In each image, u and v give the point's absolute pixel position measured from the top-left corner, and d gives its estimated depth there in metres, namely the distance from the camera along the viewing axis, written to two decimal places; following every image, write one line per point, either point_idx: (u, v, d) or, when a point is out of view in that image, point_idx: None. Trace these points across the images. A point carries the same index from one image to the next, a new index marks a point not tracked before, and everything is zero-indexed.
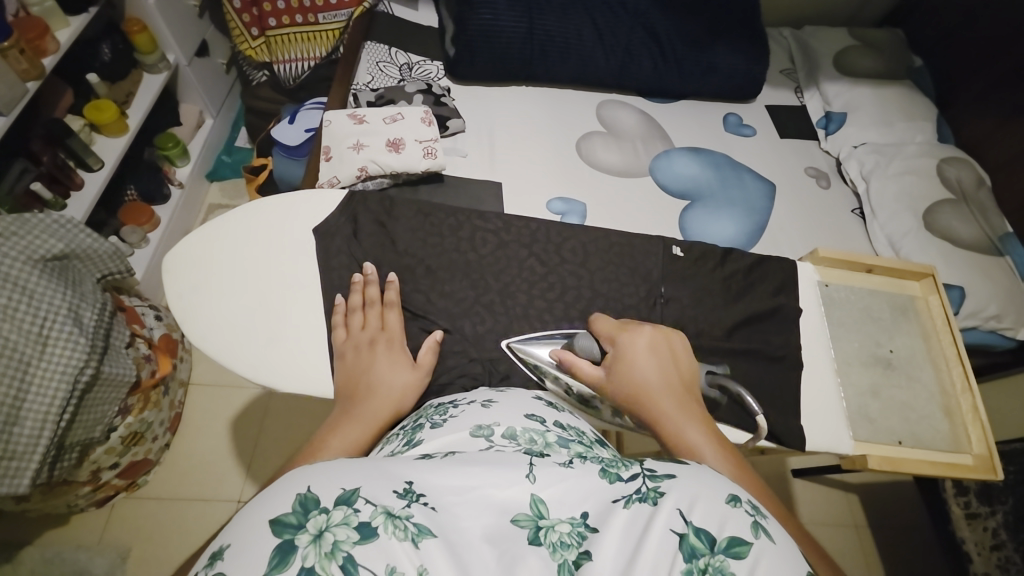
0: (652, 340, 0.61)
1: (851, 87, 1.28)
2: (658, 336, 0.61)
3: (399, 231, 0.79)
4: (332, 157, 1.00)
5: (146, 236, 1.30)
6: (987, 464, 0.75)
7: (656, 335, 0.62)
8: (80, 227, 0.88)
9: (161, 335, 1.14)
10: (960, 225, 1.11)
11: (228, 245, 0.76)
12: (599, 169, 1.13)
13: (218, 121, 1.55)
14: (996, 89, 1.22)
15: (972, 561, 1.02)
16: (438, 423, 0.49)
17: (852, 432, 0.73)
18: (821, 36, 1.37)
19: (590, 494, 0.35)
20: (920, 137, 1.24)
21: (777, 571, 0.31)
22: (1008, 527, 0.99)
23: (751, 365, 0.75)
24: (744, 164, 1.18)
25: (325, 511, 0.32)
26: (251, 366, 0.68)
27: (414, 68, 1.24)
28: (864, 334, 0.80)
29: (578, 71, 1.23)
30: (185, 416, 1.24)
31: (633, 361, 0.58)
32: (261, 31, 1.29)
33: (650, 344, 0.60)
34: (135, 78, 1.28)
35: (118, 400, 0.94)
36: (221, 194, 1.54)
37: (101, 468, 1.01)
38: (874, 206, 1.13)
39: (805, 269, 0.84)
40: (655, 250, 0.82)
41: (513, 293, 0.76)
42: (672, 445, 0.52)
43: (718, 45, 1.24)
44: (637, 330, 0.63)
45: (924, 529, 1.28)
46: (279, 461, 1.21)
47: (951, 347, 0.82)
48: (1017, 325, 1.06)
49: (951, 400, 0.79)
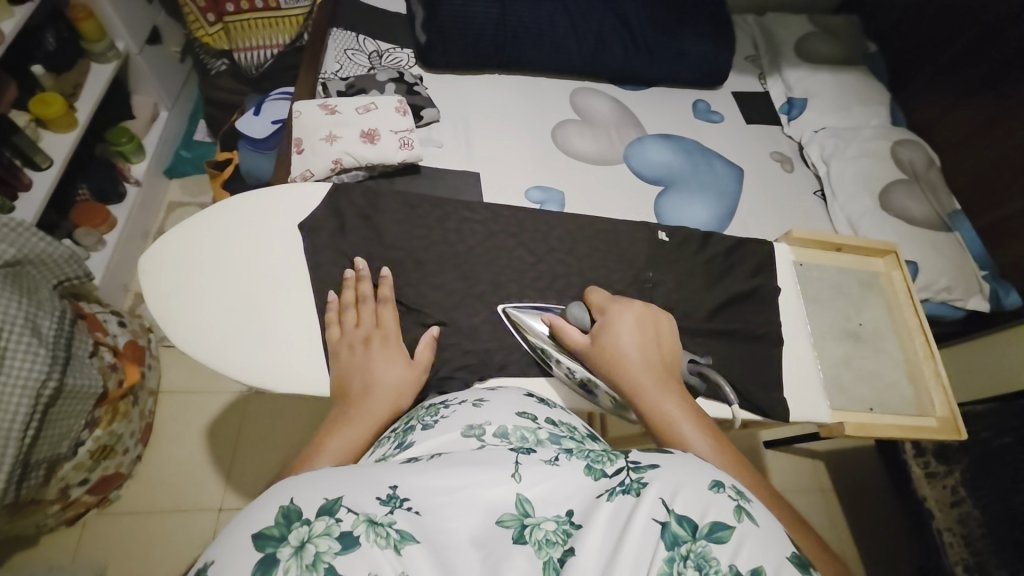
0: (639, 317, 0.62)
1: (811, 73, 1.33)
2: (646, 316, 0.63)
3: (386, 224, 0.78)
4: (304, 150, 0.98)
5: (103, 238, 1.23)
6: (950, 426, 0.80)
7: (644, 314, 0.63)
8: (32, 230, 0.83)
9: (127, 342, 1.09)
10: (912, 203, 1.19)
11: (202, 245, 0.72)
12: (575, 157, 1.14)
13: (174, 114, 1.47)
14: (941, 75, 1.30)
15: (935, 517, 1.10)
16: (428, 425, 0.49)
17: (830, 402, 0.77)
18: (782, 23, 1.42)
19: (577, 492, 0.37)
20: (874, 120, 1.31)
21: (758, 553, 0.33)
22: (965, 485, 1.09)
23: (733, 345, 0.78)
24: (713, 150, 1.22)
25: (307, 522, 0.33)
26: (243, 368, 0.66)
27: (384, 56, 1.21)
28: (836, 311, 0.85)
29: (551, 58, 1.23)
30: (157, 425, 1.19)
31: (618, 334, 0.60)
32: (218, 17, 1.24)
33: (636, 323, 0.62)
34: (82, 69, 1.20)
35: (85, 412, 0.90)
36: (182, 191, 1.47)
37: (70, 484, 0.96)
38: (835, 188, 1.19)
39: (782, 250, 0.88)
40: (639, 236, 0.84)
41: (504, 284, 0.76)
42: (649, 417, 0.55)
43: (685, 32, 1.27)
44: (627, 305, 0.64)
45: (885, 489, 1.38)
46: (259, 464, 1.18)
47: (913, 318, 0.86)
48: (968, 296, 1.13)
49: (916, 367, 0.84)
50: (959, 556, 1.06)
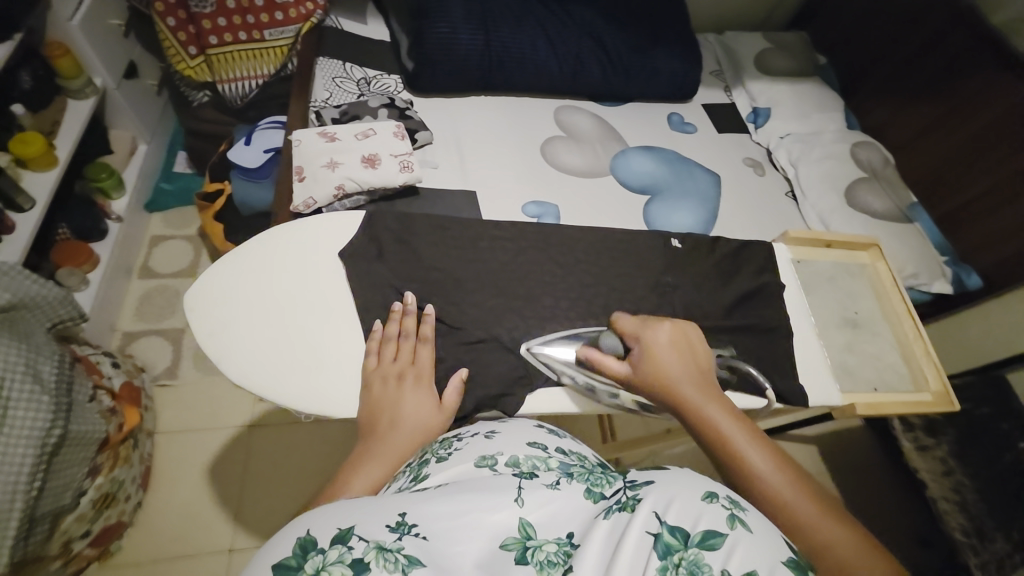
0: (672, 335, 0.66)
1: (772, 85, 1.44)
2: (677, 332, 0.67)
3: (422, 246, 0.80)
4: (305, 177, 0.98)
5: (86, 278, 1.17)
6: (945, 398, 0.87)
7: (676, 331, 0.67)
8: (26, 273, 0.80)
9: (122, 383, 1.05)
10: (875, 199, 1.29)
11: (241, 271, 0.73)
12: (564, 171, 1.18)
13: (153, 147, 1.45)
14: (889, 82, 1.43)
15: (930, 488, 1.17)
16: (443, 456, 0.51)
17: (839, 386, 0.83)
18: (741, 40, 1.53)
19: (575, 516, 0.41)
20: (833, 125, 1.42)
21: (751, 557, 0.35)
22: (953, 455, 1.18)
23: (749, 339, 0.83)
24: (692, 159, 1.29)
25: (321, 551, 0.36)
26: (303, 397, 0.66)
27: (371, 83, 1.23)
28: (834, 301, 0.91)
29: (534, 80, 1.29)
30: (155, 468, 1.14)
31: (656, 356, 0.64)
32: (199, 50, 1.25)
33: (670, 340, 0.66)
34: (59, 106, 1.16)
35: (88, 459, 0.86)
36: (164, 225, 1.44)
37: (72, 538, 0.90)
38: (804, 188, 1.28)
39: (780, 249, 0.94)
40: (656, 243, 0.89)
41: (539, 297, 0.79)
42: (699, 431, 0.58)
43: (657, 51, 1.35)
44: (658, 325, 0.68)
45: (879, 467, 1.45)
46: (266, 501, 1.14)
47: (901, 304, 0.94)
48: (931, 279, 1.22)
49: (908, 348, 0.91)
50: (957, 522, 1.12)
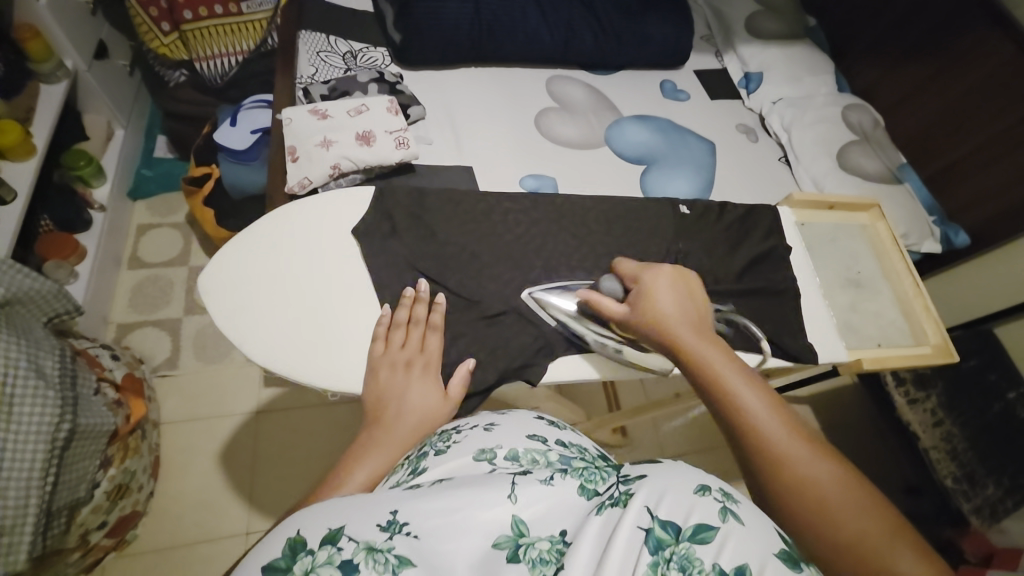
0: (672, 279, 0.67)
1: (763, 48, 1.42)
2: (678, 277, 0.68)
3: (436, 220, 0.79)
4: (299, 157, 0.96)
5: (74, 270, 1.14)
6: (943, 350, 0.89)
7: (676, 275, 0.68)
8: (16, 266, 0.76)
9: (124, 374, 1.03)
10: (867, 161, 1.30)
11: (249, 252, 0.72)
12: (559, 143, 1.17)
13: (130, 132, 1.38)
14: (879, 43, 1.42)
15: (921, 438, 1.24)
16: (441, 450, 0.52)
17: (845, 343, 0.86)
18: (732, 3, 1.50)
19: (568, 514, 0.41)
20: (824, 89, 1.42)
21: (741, 550, 0.36)
22: (942, 406, 1.25)
23: (760, 302, 0.84)
24: (686, 127, 1.28)
25: (311, 552, 0.37)
26: (328, 375, 0.66)
27: (358, 56, 1.18)
28: (837, 262, 0.94)
29: (525, 49, 1.25)
30: (164, 458, 1.14)
31: (655, 297, 0.65)
32: (173, 26, 1.19)
33: (671, 283, 0.67)
34: (32, 91, 1.10)
35: (99, 451, 0.86)
36: (149, 213, 1.39)
37: (90, 529, 0.91)
38: (798, 152, 1.29)
39: (785, 213, 0.96)
40: (665, 211, 0.89)
41: (556, 268, 0.79)
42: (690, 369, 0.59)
43: (649, 17, 1.32)
44: (659, 269, 0.69)
45: (870, 420, 1.52)
46: (278, 484, 1.15)
47: (900, 261, 0.96)
48: (921, 240, 1.24)
49: (909, 304, 0.93)
50: (948, 470, 1.20)
